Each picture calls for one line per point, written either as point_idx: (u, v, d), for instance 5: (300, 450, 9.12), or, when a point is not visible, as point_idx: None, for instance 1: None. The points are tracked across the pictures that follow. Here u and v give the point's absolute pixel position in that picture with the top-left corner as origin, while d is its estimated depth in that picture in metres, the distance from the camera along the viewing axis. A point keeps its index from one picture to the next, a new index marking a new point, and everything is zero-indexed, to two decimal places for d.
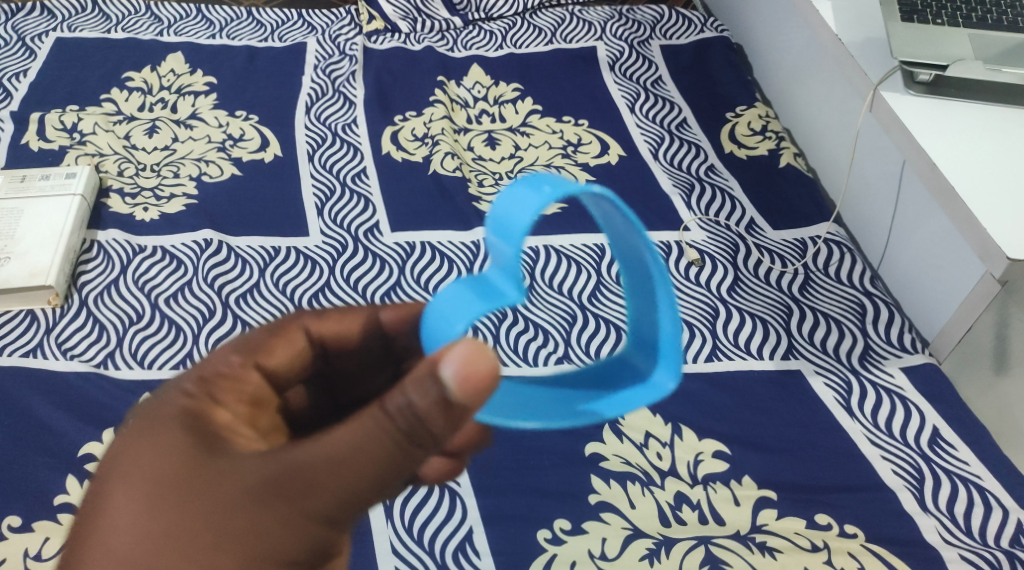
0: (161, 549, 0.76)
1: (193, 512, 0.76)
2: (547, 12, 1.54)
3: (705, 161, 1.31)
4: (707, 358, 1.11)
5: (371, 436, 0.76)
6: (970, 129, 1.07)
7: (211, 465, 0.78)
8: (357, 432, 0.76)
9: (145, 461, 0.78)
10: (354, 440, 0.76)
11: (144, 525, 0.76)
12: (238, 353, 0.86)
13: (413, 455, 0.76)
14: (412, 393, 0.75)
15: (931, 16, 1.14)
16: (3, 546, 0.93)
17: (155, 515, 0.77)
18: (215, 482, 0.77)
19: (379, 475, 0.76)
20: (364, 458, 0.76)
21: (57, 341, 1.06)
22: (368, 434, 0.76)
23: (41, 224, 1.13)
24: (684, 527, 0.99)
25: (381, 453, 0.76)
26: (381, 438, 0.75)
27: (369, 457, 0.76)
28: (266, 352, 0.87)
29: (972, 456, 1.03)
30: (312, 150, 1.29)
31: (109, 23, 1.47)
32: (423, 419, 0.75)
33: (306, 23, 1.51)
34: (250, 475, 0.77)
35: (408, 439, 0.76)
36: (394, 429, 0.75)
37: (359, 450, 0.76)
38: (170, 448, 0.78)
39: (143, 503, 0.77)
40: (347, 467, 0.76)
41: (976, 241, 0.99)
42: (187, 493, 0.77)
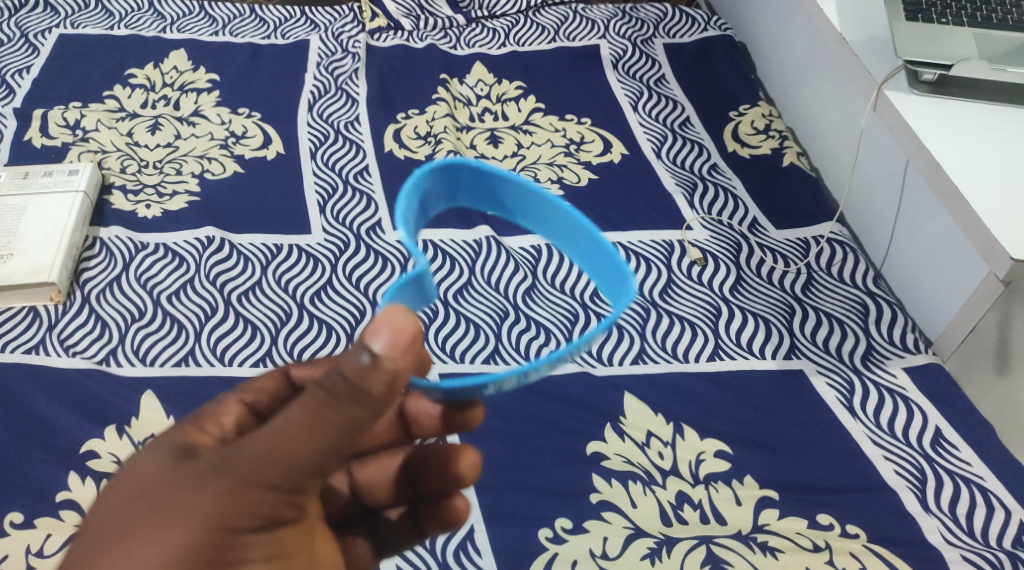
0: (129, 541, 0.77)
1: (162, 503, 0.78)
2: (550, 10, 1.53)
3: (708, 160, 1.31)
4: (709, 357, 1.11)
5: (313, 409, 0.75)
6: (973, 129, 1.07)
7: (182, 465, 0.80)
8: (295, 407, 0.76)
9: (121, 473, 0.81)
10: (294, 414, 0.76)
11: (114, 521, 0.78)
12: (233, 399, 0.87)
13: (355, 417, 0.75)
14: (341, 362, 0.75)
15: (935, 15, 1.13)
16: (6, 543, 0.93)
17: (133, 502, 0.79)
18: (182, 477, 0.79)
19: (325, 443, 0.76)
20: (306, 429, 0.76)
21: (59, 338, 1.06)
22: (305, 404, 0.76)
23: (44, 221, 1.13)
24: (686, 526, 0.99)
25: (321, 422, 0.76)
26: (319, 406, 0.75)
27: (307, 431, 0.76)
28: (252, 392, 0.88)
29: (974, 457, 1.03)
30: (314, 147, 1.28)
31: (112, 20, 1.47)
32: (356, 382, 0.75)
33: (309, 20, 1.51)
34: (210, 460, 0.79)
35: (345, 401, 0.75)
36: (330, 396, 0.75)
37: (303, 423, 0.76)
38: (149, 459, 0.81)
39: (116, 508, 0.79)
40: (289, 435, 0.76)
41: (979, 241, 0.99)
42: (158, 491, 0.79)
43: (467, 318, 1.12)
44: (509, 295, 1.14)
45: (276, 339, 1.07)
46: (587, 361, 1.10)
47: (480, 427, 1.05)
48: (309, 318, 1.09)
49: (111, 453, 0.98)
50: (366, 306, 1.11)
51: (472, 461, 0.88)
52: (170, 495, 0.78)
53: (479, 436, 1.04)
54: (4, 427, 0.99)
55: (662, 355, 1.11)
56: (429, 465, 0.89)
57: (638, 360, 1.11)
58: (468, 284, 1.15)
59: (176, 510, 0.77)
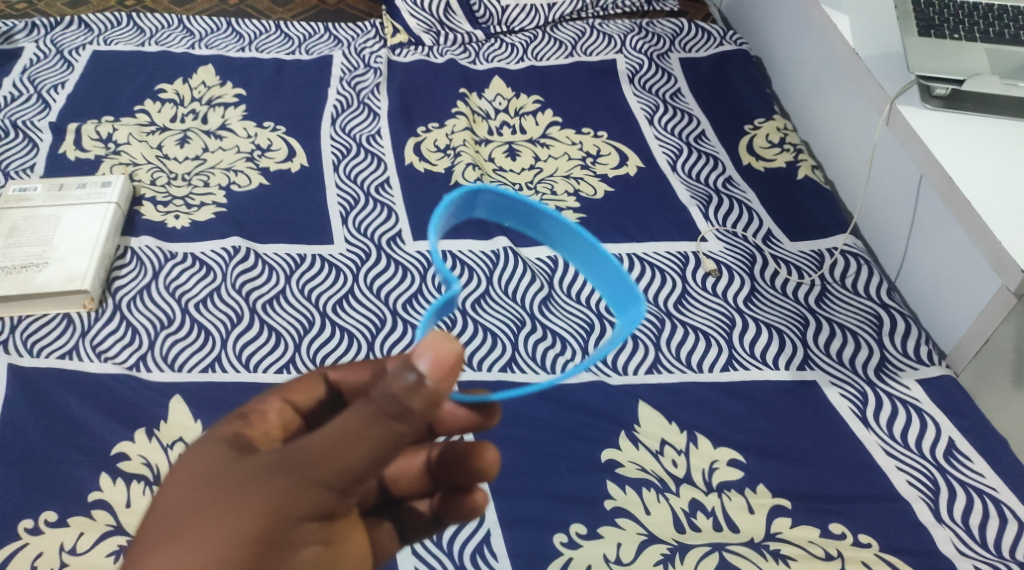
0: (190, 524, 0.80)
1: (219, 496, 0.81)
2: (568, 26, 1.57)
3: (723, 173, 1.33)
4: (723, 367, 1.13)
5: (362, 420, 0.78)
6: (985, 144, 1.08)
7: (239, 461, 0.82)
8: (344, 415, 0.78)
9: (183, 463, 0.84)
10: (341, 422, 0.78)
11: (174, 513, 0.81)
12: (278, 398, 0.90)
13: (399, 432, 0.78)
14: (389, 381, 0.78)
15: (947, 31, 1.15)
16: (40, 541, 0.96)
17: (192, 496, 0.81)
18: (237, 473, 0.81)
19: (370, 454, 0.78)
20: (353, 437, 0.78)
21: (91, 344, 1.10)
22: (354, 415, 0.78)
23: (77, 231, 1.17)
24: (699, 533, 1.01)
25: (369, 435, 0.78)
26: (367, 418, 0.78)
27: (354, 441, 0.78)
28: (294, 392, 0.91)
29: (986, 468, 1.04)
30: (337, 159, 1.32)
31: (142, 36, 1.51)
32: (402, 401, 0.77)
33: (333, 36, 1.55)
34: (265, 457, 0.81)
35: (392, 418, 0.77)
36: (378, 410, 0.77)
37: (351, 432, 0.78)
38: (206, 454, 0.83)
39: (175, 500, 0.82)
40: (338, 441, 0.78)
41: (991, 255, 1.01)
42: (216, 483, 0.81)
43: (485, 327, 1.14)
44: (526, 305, 1.17)
45: (300, 347, 1.10)
46: (602, 370, 1.13)
47: (497, 434, 1.07)
48: (331, 326, 1.12)
49: (141, 456, 1.01)
50: (386, 315, 1.13)
51: (491, 457, 0.89)
52: (226, 489, 0.81)
53: (496, 442, 1.07)
54: (39, 429, 1.02)
55: (676, 364, 1.13)
56: (451, 459, 0.90)
57: (652, 370, 1.13)
58: (486, 294, 1.17)
59: (234, 502, 0.80)
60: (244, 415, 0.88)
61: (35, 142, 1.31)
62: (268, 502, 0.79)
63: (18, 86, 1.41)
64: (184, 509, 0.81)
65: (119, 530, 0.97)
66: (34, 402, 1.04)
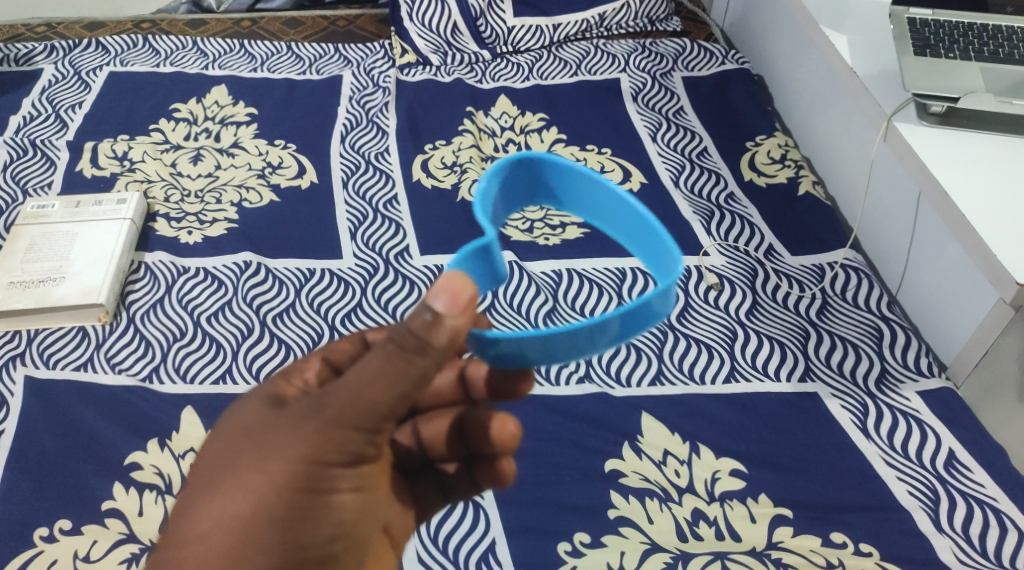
0: (230, 479, 0.84)
1: (249, 450, 0.84)
2: (573, 46, 1.60)
3: (725, 189, 1.36)
4: (725, 379, 1.15)
5: (382, 365, 0.80)
6: (982, 160, 1.10)
7: (271, 416, 0.85)
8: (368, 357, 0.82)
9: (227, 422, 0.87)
10: (367, 364, 0.81)
11: (210, 470, 0.85)
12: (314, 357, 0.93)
13: (417, 369, 0.80)
14: (407, 319, 0.80)
15: (943, 50, 1.18)
16: (56, 548, 0.99)
17: (237, 440, 0.85)
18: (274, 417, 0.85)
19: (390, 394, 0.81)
20: (375, 378, 0.81)
21: (106, 357, 1.12)
22: (375, 358, 0.81)
23: (93, 246, 1.20)
24: (701, 542, 1.03)
25: (387, 375, 0.80)
26: (385, 360, 0.80)
27: (378, 378, 0.81)
28: (334, 351, 0.92)
29: (987, 479, 1.06)
30: (346, 176, 1.35)
31: (158, 58, 1.55)
32: (421, 341, 0.80)
33: (342, 57, 1.58)
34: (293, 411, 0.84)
35: (413, 353, 0.80)
36: (397, 350, 0.80)
37: (372, 376, 0.81)
38: (242, 409, 0.87)
39: (224, 446, 0.85)
40: (360, 384, 0.81)
41: (987, 268, 1.02)
42: (255, 436, 0.84)
43: None
44: (531, 317, 1.19)
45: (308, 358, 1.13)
46: (606, 383, 1.14)
47: None
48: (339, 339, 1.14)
49: (153, 465, 1.04)
50: None
51: (512, 430, 0.90)
52: (268, 431, 0.84)
53: None
54: (54, 439, 1.05)
55: (679, 376, 1.15)
56: (470, 429, 0.91)
57: (655, 382, 1.15)
58: (492, 306, 1.20)
59: (266, 456, 0.83)
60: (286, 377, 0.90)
61: (53, 160, 1.35)
62: (299, 452, 0.82)
63: (38, 106, 1.45)
64: (224, 455, 0.85)
65: (131, 537, 0.99)
66: (51, 413, 1.07)
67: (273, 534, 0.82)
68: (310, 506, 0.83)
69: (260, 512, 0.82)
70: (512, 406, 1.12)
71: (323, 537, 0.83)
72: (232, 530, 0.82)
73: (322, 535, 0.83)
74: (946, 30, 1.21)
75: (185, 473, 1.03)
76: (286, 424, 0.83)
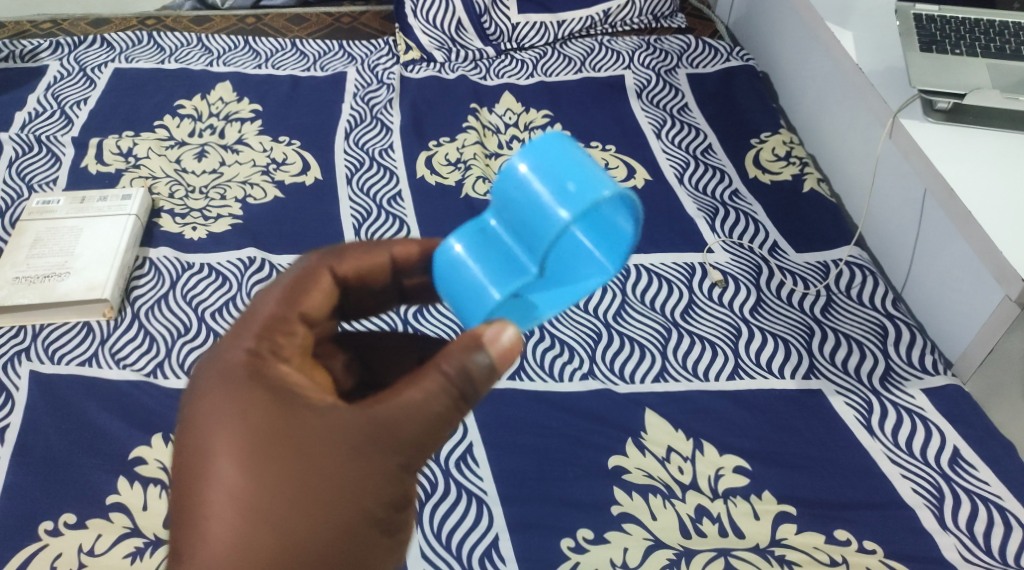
0: (270, 500, 0.84)
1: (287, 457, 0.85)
2: (577, 43, 1.60)
3: (729, 186, 1.35)
4: (729, 376, 1.14)
5: (431, 396, 0.86)
6: (988, 156, 1.10)
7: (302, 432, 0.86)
8: (415, 387, 0.86)
9: (244, 432, 0.86)
10: (417, 394, 0.86)
11: (241, 484, 0.85)
12: (281, 303, 0.92)
13: (463, 402, 0.87)
14: (457, 355, 0.86)
15: (949, 47, 1.18)
16: (60, 542, 0.99)
17: (268, 458, 0.85)
18: (306, 435, 0.86)
19: (435, 421, 0.87)
20: (425, 408, 0.86)
21: (111, 352, 1.13)
22: (425, 388, 0.86)
23: (98, 241, 1.20)
24: (705, 539, 1.03)
25: (437, 405, 0.86)
26: (435, 393, 0.86)
27: (428, 408, 0.86)
28: (306, 302, 0.93)
29: (992, 476, 1.05)
30: (350, 173, 1.35)
31: (163, 54, 1.55)
32: (475, 372, 0.86)
33: (347, 53, 1.59)
34: (329, 433, 0.86)
35: (462, 388, 0.87)
36: (449, 384, 0.86)
37: (422, 406, 0.86)
38: (256, 415, 0.86)
39: (252, 464, 0.85)
40: (415, 406, 0.86)
41: (992, 265, 1.02)
42: (290, 454, 0.85)
43: None
44: None
45: None
46: (610, 379, 1.14)
47: (504, 440, 1.09)
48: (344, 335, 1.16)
49: (157, 460, 1.04)
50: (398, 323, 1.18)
51: None
52: (302, 451, 0.86)
53: (505, 447, 1.09)
54: (59, 434, 1.06)
55: (682, 373, 1.15)
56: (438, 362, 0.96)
57: (659, 378, 1.15)
58: None
59: (307, 478, 0.85)
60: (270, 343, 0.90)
61: (58, 156, 1.35)
62: (344, 465, 0.86)
63: (43, 103, 1.45)
64: (256, 474, 0.85)
65: (135, 531, 1.00)
66: (56, 408, 1.07)
67: (316, 553, 0.84)
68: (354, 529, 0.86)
69: (304, 531, 0.84)
70: (516, 402, 1.12)
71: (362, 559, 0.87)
72: (275, 547, 0.84)
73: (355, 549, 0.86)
74: (953, 26, 1.21)
75: None
76: (324, 434, 0.86)
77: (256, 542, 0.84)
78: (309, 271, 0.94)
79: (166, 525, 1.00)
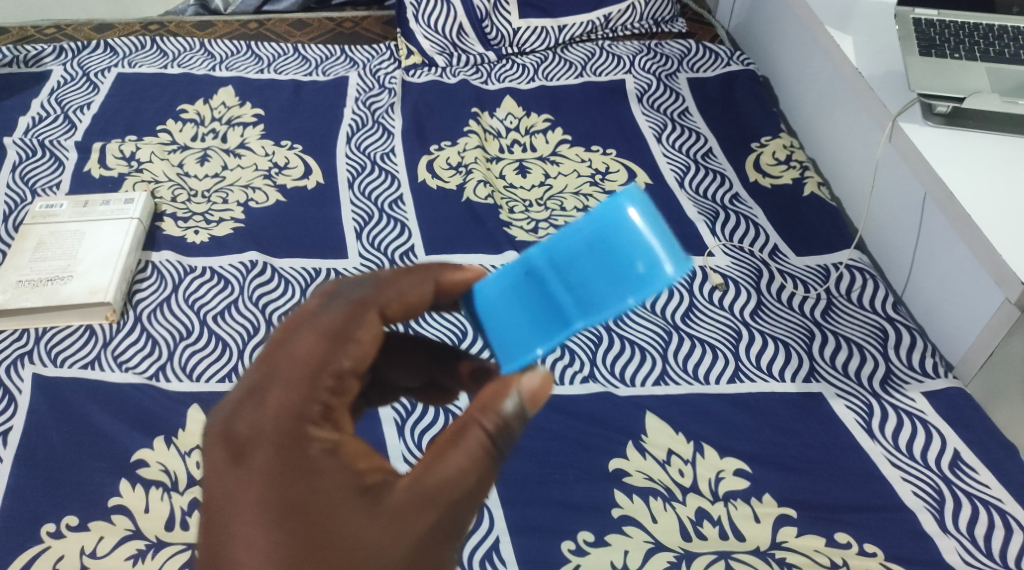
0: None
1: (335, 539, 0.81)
2: (578, 47, 1.60)
3: (730, 190, 1.36)
4: (730, 379, 1.15)
5: (469, 458, 0.84)
6: (987, 160, 1.10)
7: (339, 505, 0.82)
8: (453, 451, 0.84)
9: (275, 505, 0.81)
10: (456, 459, 0.84)
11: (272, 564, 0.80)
12: (329, 349, 0.85)
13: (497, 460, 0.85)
14: (493, 409, 0.85)
15: (949, 51, 1.18)
16: (63, 544, 0.99)
17: (300, 535, 0.81)
18: (340, 506, 0.82)
19: (473, 485, 0.84)
20: (463, 470, 0.84)
21: (113, 355, 1.13)
22: (462, 451, 0.84)
23: (101, 245, 1.21)
24: (705, 542, 1.03)
25: (476, 467, 0.84)
26: (473, 455, 0.84)
27: (467, 471, 0.84)
28: (357, 347, 0.86)
29: (993, 480, 1.05)
30: (352, 177, 1.35)
31: (165, 59, 1.56)
32: (515, 428, 0.85)
33: (348, 58, 1.59)
34: (366, 504, 0.82)
35: (497, 444, 0.85)
36: (486, 442, 0.85)
37: (460, 471, 0.84)
38: (290, 487, 0.82)
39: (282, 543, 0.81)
40: (454, 471, 0.84)
41: (993, 268, 1.02)
42: (323, 529, 0.81)
43: None
44: None
45: None
46: (611, 382, 1.15)
47: None
48: None
49: (159, 463, 1.05)
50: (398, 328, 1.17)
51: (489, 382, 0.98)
52: (337, 524, 0.81)
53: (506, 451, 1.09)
54: (62, 436, 1.06)
55: (683, 376, 1.15)
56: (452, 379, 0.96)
57: (660, 381, 1.15)
58: None
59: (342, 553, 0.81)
60: (313, 399, 0.84)
61: (61, 161, 1.36)
62: (395, 548, 0.82)
63: (47, 107, 1.46)
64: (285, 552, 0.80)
65: (137, 534, 1.00)
66: (59, 411, 1.08)
67: None
68: None
69: None
70: None
71: None
72: None
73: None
74: (953, 30, 1.21)
75: (191, 471, 1.04)
76: (376, 513, 0.82)
77: None
78: (358, 312, 0.87)
79: (168, 527, 1.01)
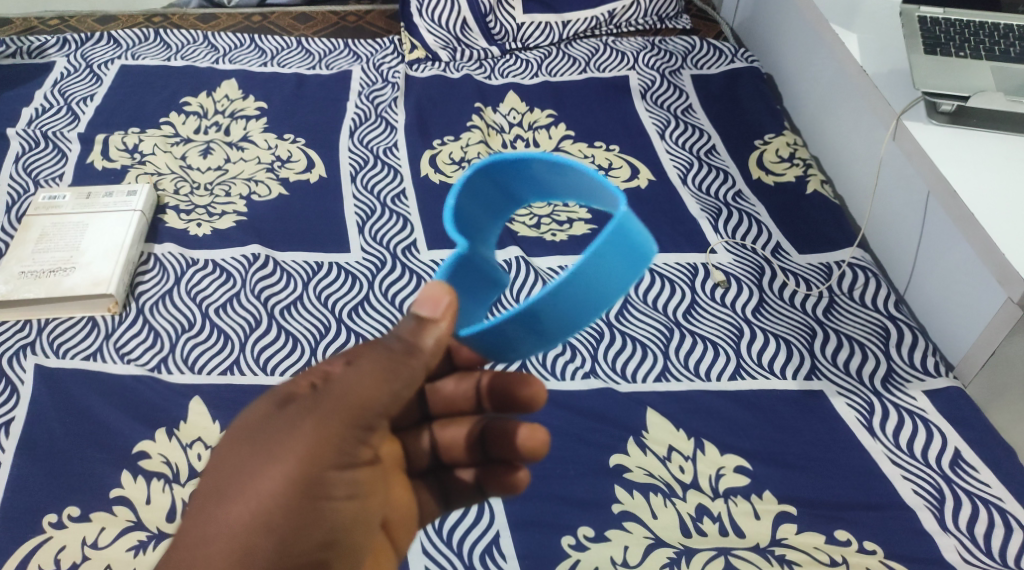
0: (234, 484, 0.85)
1: (238, 466, 0.86)
2: (582, 43, 1.60)
3: (733, 187, 1.36)
4: (730, 377, 1.15)
5: (379, 369, 0.87)
6: (990, 159, 1.10)
7: (272, 416, 0.87)
8: (364, 366, 0.88)
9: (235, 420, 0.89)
10: (364, 371, 0.87)
11: (213, 473, 0.86)
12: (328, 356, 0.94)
13: (407, 370, 0.88)
14: (399, 327, 0.90)
15: (954, 49, 1.18)
16: (64, 534, 1.00)
17: (236, 446, 0.87)
18: (269, 419, 0.87)
19: (383, 392, 0.87)
20: (372, 378, 0.87)
21: (115, 347, 1.13)
22: (370, 362, 0.88)
23: (104, 237, 1.21)
24: (705, 538, 1.03)
25: (383, 376, 0.87)
26: (383, 366, 0.88)
27: (374, 378, 0.87)
28: None
29: (993, 478, 1.06)
30: (355, 171, 1.35)
31: (169, 51, 1.56)
32: (415, 339, 0.89)
33: (352, 52, 1.59)
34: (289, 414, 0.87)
35: (403, 355, 0.88)
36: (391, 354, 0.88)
37: (369, 379, 0.87)
38: (248, 407, 0.89)
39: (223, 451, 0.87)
40: (364, 381, 0.87)
41: (995, 267, 1.02)
42: (255, 436, 0.86)
43: None
44: None
45: (316, 351, 1.13)
46: (612, 378, 1.15)
47: None
48: (346, 332, 1.15)
49: (161, 454, 1.05)
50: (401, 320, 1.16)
51: (541, 439, 0.95)
52: (264, 434, 0.86)
53: None
54: (63, 427, 1.06)
55: (684, 372, 1.15)
56: (500, 439, 0.95)
57: (660, 378, 1.15)
58: (497, 303, 1.20)
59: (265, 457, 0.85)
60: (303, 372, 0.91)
61: (64, 152, 1.36)
62: (306, 455, 0.85)
63: (50, 99, 1.46)
64: (225, 462, 0.86)
65: (138, 525, 1.00)
66: (60, 402, 1.08)
67: (271, 535, 0.84)
68: (313, 509, 0.85)
69: (262, 514, 0.84)
70: None
71: (318, 539, 0.85)
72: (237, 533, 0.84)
73: (316, 543, 0.85)
74: (958, 29, 1.21)
75: (192, 462, 1.04)
76: (278, 433, 0.86)
77: (223, 525, 0.84)
78: None
79: (169, 519, 1.01)
